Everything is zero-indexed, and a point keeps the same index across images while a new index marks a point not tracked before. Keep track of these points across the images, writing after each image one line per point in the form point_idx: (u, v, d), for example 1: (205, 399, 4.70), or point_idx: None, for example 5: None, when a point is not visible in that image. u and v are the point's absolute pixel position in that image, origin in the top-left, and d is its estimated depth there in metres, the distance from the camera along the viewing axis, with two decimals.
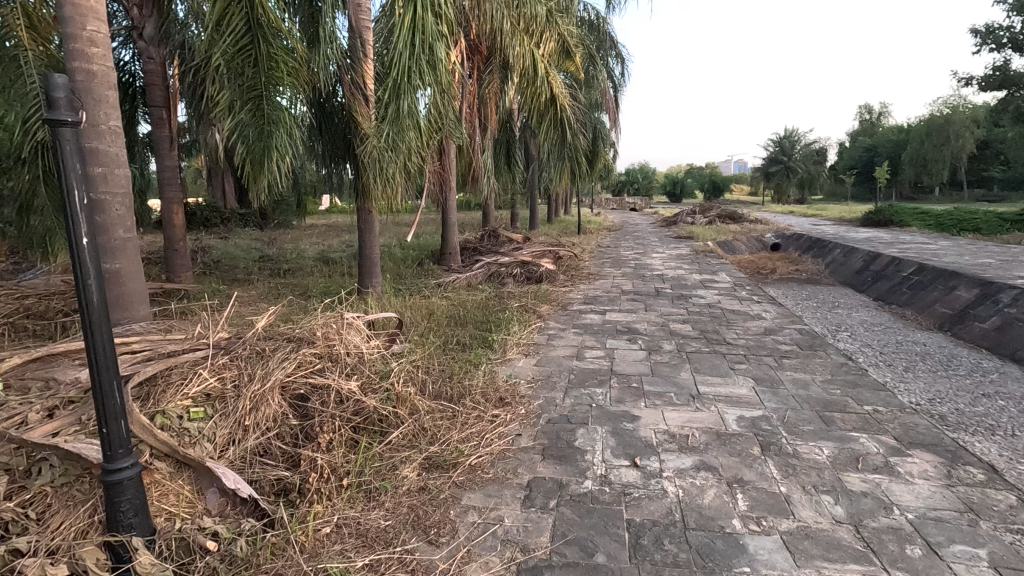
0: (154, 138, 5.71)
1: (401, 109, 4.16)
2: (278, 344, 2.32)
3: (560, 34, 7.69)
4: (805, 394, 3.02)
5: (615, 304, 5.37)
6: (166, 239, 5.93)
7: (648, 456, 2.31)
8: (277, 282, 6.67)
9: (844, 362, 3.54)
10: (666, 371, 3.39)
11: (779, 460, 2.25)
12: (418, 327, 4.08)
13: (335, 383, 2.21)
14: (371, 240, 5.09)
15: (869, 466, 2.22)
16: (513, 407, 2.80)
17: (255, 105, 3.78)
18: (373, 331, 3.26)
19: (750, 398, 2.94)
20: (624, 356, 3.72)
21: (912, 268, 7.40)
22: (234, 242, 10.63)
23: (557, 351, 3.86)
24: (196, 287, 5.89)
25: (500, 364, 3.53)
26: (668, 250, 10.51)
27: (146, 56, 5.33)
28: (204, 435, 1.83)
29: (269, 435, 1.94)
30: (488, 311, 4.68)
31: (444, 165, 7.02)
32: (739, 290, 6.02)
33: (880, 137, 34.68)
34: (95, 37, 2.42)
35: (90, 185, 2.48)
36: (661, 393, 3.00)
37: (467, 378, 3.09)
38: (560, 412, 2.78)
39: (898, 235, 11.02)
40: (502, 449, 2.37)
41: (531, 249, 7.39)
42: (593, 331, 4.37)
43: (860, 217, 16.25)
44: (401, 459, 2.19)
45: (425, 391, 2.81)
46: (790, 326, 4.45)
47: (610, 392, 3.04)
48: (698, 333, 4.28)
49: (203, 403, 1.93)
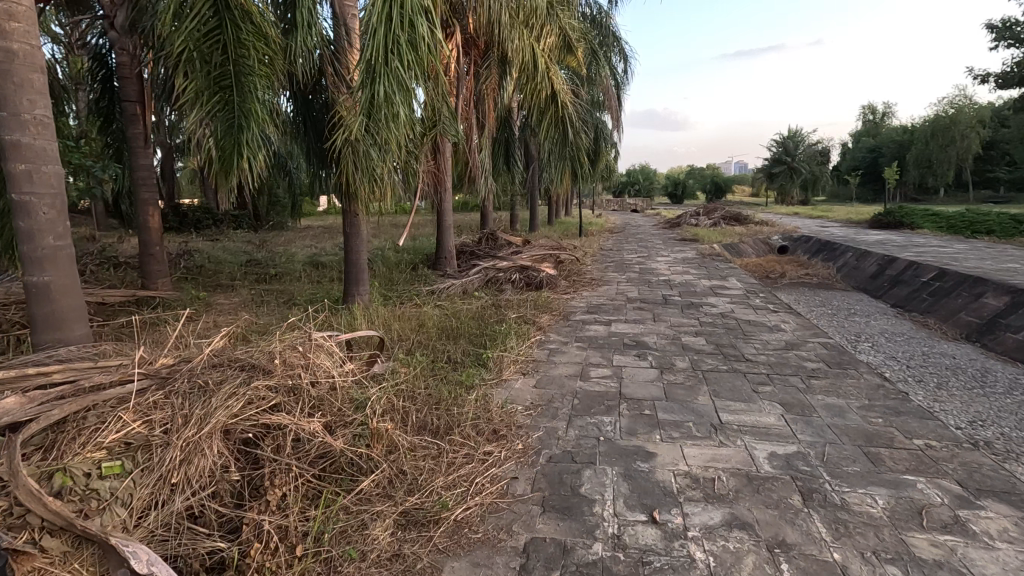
0: (128, 136, 5.34)
1: (381, 100, 3.73)
2: (226, 373, 1.94)
3: (561, 27, 7.33)
4: (844, 424, 2.63)
5: (621, 313, 5.00)
6: (142, 243, 5.57)
7: (669, 508, 1.93)
8: (262, 288, 6.31)
9: (880, 384, 3.16)
10: (682, 394, 3.02)
11: (826, 515, 1.88)
12: (406, 342, 3.71)
13: (292, 423, 1.84)
14: (356, 246, 4.74)
15: (936, 523, 1.84)
16: (509, 442, 2.43)
17: (223, 96, 3.40)
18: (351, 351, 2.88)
19: (781, 429, 2.57)
20: (634, 375, 3.34)
21: (933, 273, 7.02)
22: (224, 245, 10.28)
23: (558, 369, 3.48)
24: (174, 295, 5.52)
25: (496, 386, 3.16)
26: (673, 253, 10.14)
27: (117, 47, 4.97)
28: (117, 499, 1.47)
29: (203, 494, 1.57)
30: (484, 322, 4.30)
31: (439, 164, 6.65)
32: (751, 298, 5.65)
33: (885, 138, 34.31)
34: (14, 10, 2.06)
35: (10, 184, 2.12)
36: (678, 423, 2.62)
37: (457, 406, 2.71)
38: (562, 448, 2.40)
39: (912, 237, 10.62)
40: (495, 498, 2.01)
41: (531, 253, 7.03)
42: (598, 345, 4.00)
43: (868, 218, 15.87)
44: (372, 515, 1.82)
45: (405, 425, 2.43)
46: (813, 340, 4.08)
47: (620, 422, 2.66)
48: (713, 348, 3.90)
49: (122, 454, 1.56)
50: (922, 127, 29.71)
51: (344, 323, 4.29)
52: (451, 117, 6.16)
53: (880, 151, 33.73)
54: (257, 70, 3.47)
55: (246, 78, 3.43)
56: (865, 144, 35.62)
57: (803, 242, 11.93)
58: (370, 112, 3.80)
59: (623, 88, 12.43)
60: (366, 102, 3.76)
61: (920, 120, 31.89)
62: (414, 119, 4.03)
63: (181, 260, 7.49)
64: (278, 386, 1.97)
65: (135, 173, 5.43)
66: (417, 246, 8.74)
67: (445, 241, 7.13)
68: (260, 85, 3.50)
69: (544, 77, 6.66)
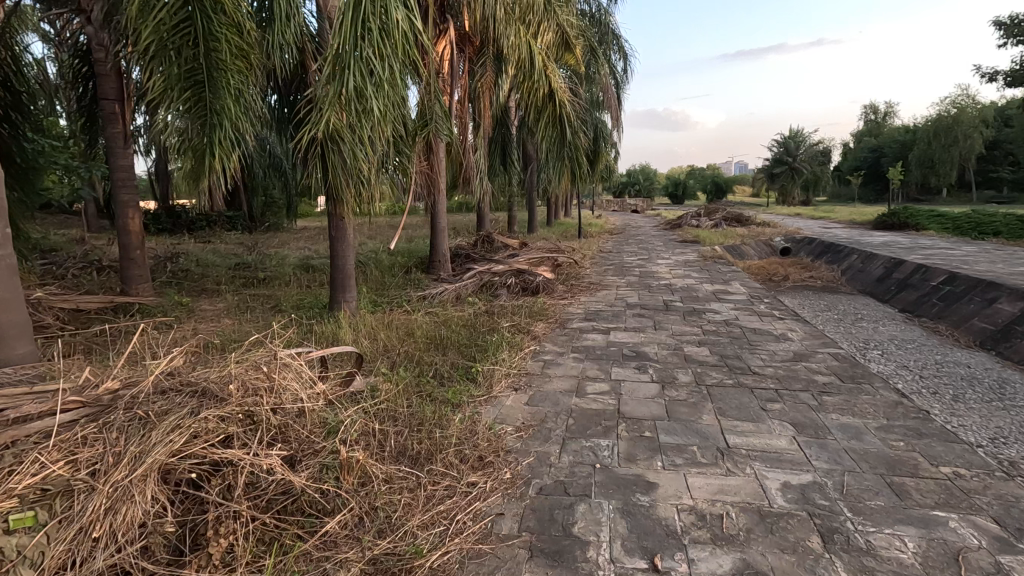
0: (107, 136, 5.12)
1: (348, 94, 3.46)
2: (171, 401, 1.72)
3: (559, 24, 7.13)
4: (863, 448, 2.41)
5: (619, 321, 4.78)
6: (122, 247, 5.35)
7: (673, 553, 1.71)
8: (248, 293, 6.09)
9: (898, 401, 2.94)
10: (685, 413, 2.80)
11: (850, 562, 1.66)
12: (391, 356, 3.50)
13: (244, 458, 1.62)
14: (343, 251, 4.52)
15: (976, 572, 1.62)
16: (496, 470, 2.21)
17: (193, 92, 3.18)
18: (327, 369, 2.67)
19: (794, 454, 2.35)
20: (634, 391, 3.13)
21: (943, 277, 6.80)
22: (215, 247, 10.06)
23: (552, 384, 3.26)
24: (155, 301, 5.30)
25: (485, 403, 2.94)
26: (674, 255, 9.92)
27: (94, 43, 4.77)
28: (24, 559, 1.26)
29: (131, 548, 1.36)
30: (475, 331, 4.08)
31: (432, 165, 6.44)
32: (756, 304, 5.43)
33: (886, 137, 34.10)
34: None
35: None
36: (681, 448, 2.40)
37: (440, 428, 2.50)
38: (554, 477, 2.18)
39: (918, 239, 10.41)
40: (477, 540, 1.79)
41: (527, 256, 6.82)
42: (595, 357, 3.77)
43: (870, 219, 15.65)
44: (336, 563, 1.60)
45: (380, 452, 2.21)
46: (822, 350, 3.86)
47: (618, 446, 2.44)
48: (718, 359, 3.68)
49: (37, 502, 1.35)
50: (924, 127, 29.50)
51: (329, 332, 4.08)
52: (444, 115, 5.96)
53: (882, 151, 33.50)
54: (229, 64, 3.25)
55: (217, 73, 3.21)
56: (867, 144, 35.41)
57: (806, 243, 11.71)
58: (342, 107, 3.56)
59: (623, 88, 12.22)
60: (333, 96, 3.50)
61: (922, 120, 31.68)
62: (396, 115, 3.81)
63: (167, 264, 7.27)
64: (231, 414, 1.75)
65: (114, 175, 5.21)
66: (411, 249, 8.53)
67: (439, 244, 6.92)
68: (232, 81, 3.28)
69: (542, 75, 6.46)
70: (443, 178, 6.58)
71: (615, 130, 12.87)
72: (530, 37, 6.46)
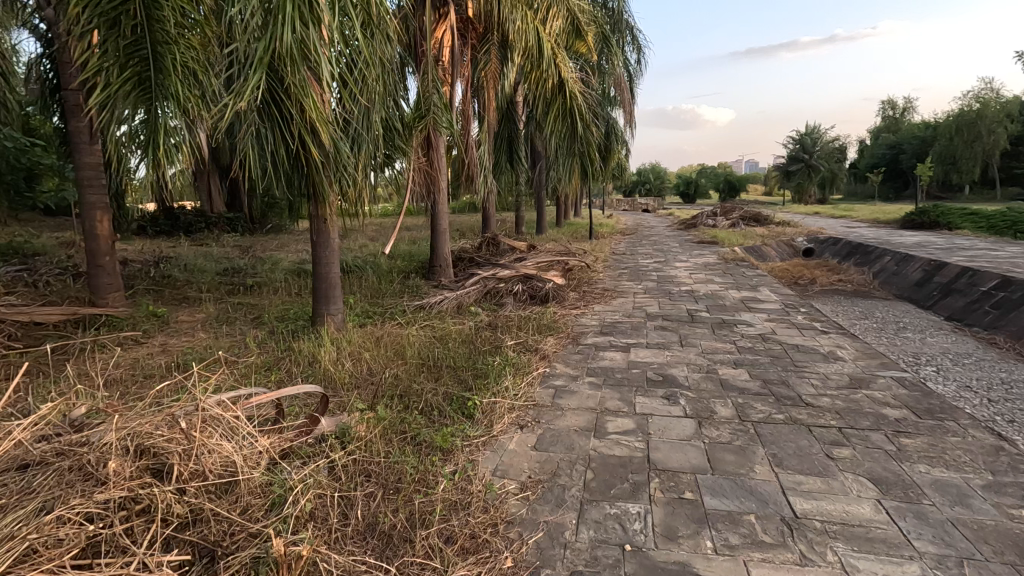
0: (70, 130, 4.64)
1: (281, 48, 2.71)
2: (20, 491, 1.27)
3: (570, 9, 6.61)
4: (974, 519, 1.84)
5: (640, 335, 4.23)
6: (89, 253, 4.85)
7: None
8: (232, 302, 5.61)
9: (999, 446, 2.35)
10: (733, 464, 2.24)
11: None
12: (375, 387, 2.96)
13: None
14: (330, 260, 4.02)
15: None
16: (494, 555, 1.68)
17: (136, 71, 2.72)
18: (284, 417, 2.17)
19: (886, 530, 1.78)
20: (665, 430, 2.57)
21: (994, 282, 6.17)
22: (209, 251, 9.62)
23: (565, 420, 2.71)
24: (126, 312, 4.82)
25: (482, 448, 2.40)
26: (692, 258, 9.32)
27: (51, 26, 4.31)
28: None
29: None
30: (475, 350, 3.54)
31: (432, 162, 5.91)
32: (792, 313, 4.84)
33: (905, 133, 33.15)
34: None
35: None
36: (735, 520, 1.85)
37: (423, 491, 1.97)
38: (569, 567, 1.64)
39: (954, 239, 9.74)
40: None
41: (536, 259, 6.29)
42: (615, 382, 3.21)
43: (897, 217, 14.89)
44: None
45: (343, 529, 1.70)
46: (883, 374, 3.27)
47: (651, 514, 1.89)
48: (760, 386, 3.11)
49: None
50: (946, 122, 28.56)
51: (309, 351, 3.57)
52: (444, 106, 5.43)
53: (901, 148, 32.59)
54: (176, 36, 2.78)
55: (162, 47, 2.74)
56: (885, 141, 34.48)
57: (831, 244, 11.08)
58: (281, 67, 2.82)
59: (637, 82, 11.66)
60: (259, 51, 2.71)
61: (944, 115, 30.73)
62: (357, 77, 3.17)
63: (150, 270, 6.81)
64: (113, 503, 1.29)
65: (79, 174, 4.72)
66: (413, 253, 8.03)
67: (440, 247, 6.39)
68: (182, 56, 2.80)
69: (551, 63, 5.92)
70: (444, 176, 6.05)
71: (628, 126, 12.30)
72: (539, 21, 5.95)
